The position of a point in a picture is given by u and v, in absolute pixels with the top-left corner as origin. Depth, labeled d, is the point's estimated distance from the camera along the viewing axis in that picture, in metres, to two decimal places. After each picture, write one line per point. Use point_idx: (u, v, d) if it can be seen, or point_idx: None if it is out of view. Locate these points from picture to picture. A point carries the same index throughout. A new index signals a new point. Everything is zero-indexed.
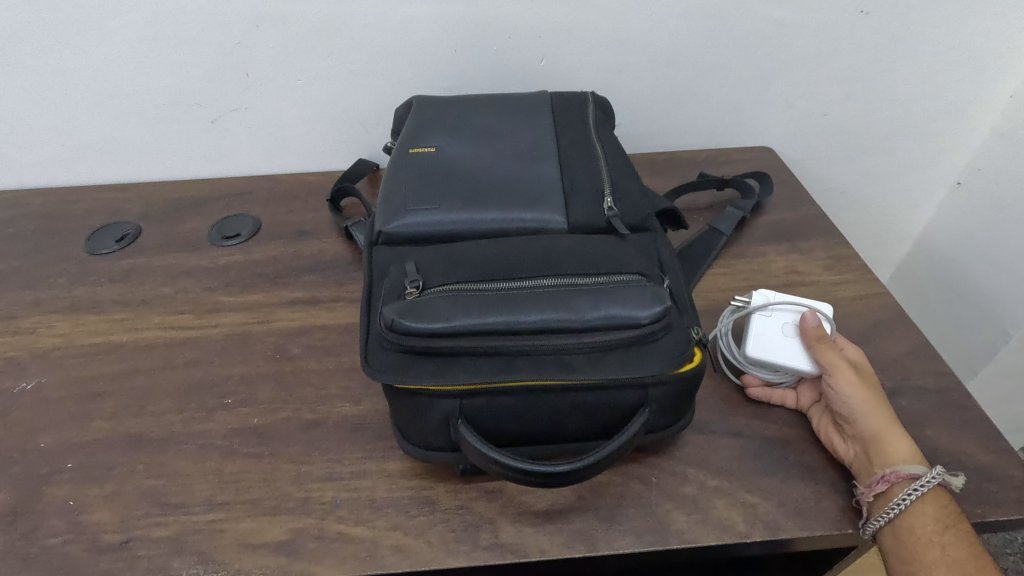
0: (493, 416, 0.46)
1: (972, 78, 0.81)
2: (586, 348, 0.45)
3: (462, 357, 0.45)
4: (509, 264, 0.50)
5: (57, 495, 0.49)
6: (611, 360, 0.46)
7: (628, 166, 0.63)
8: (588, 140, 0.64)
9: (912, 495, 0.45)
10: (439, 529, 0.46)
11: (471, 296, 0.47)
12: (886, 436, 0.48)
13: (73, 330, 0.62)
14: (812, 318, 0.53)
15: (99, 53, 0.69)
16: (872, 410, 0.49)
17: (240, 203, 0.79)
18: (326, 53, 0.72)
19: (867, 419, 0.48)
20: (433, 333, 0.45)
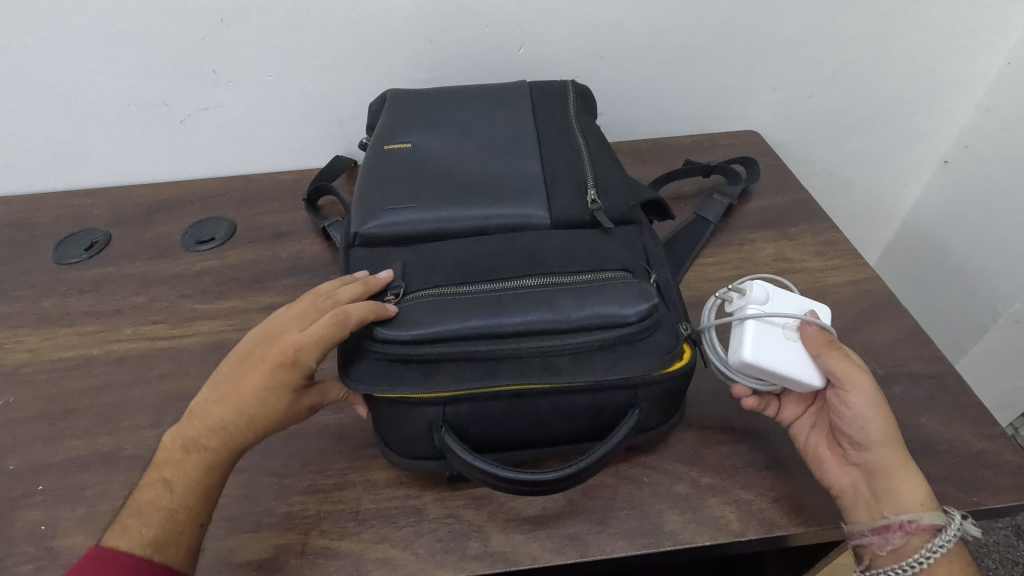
0: (478, 421, 0.45)
1: (959, 54, 0.80)
2: (572, 349, 0.44)
3: (444, 362, 0.44)
4: (491, 264, 0.49)
5: (28, 519, 0.47)
6: (598, 362, 0.44)
7: (612, 158, 0.61)
8: (569, 130, 0.62)
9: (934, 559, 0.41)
10: (426, 540, 0.45)
11: (452, 298, 0.45)
12: (896, 471, 0.43)
13: (42, 344, 0.60)
14: (813, 323, 0.45)
15: (56, 55, 0.66)
16: (890, 442, 0.44)
17: (214, 205, 0.76)
18: (296, 47, 0.69)
19: (883, 452, 0.44)
20: (413, 339, 0.44)
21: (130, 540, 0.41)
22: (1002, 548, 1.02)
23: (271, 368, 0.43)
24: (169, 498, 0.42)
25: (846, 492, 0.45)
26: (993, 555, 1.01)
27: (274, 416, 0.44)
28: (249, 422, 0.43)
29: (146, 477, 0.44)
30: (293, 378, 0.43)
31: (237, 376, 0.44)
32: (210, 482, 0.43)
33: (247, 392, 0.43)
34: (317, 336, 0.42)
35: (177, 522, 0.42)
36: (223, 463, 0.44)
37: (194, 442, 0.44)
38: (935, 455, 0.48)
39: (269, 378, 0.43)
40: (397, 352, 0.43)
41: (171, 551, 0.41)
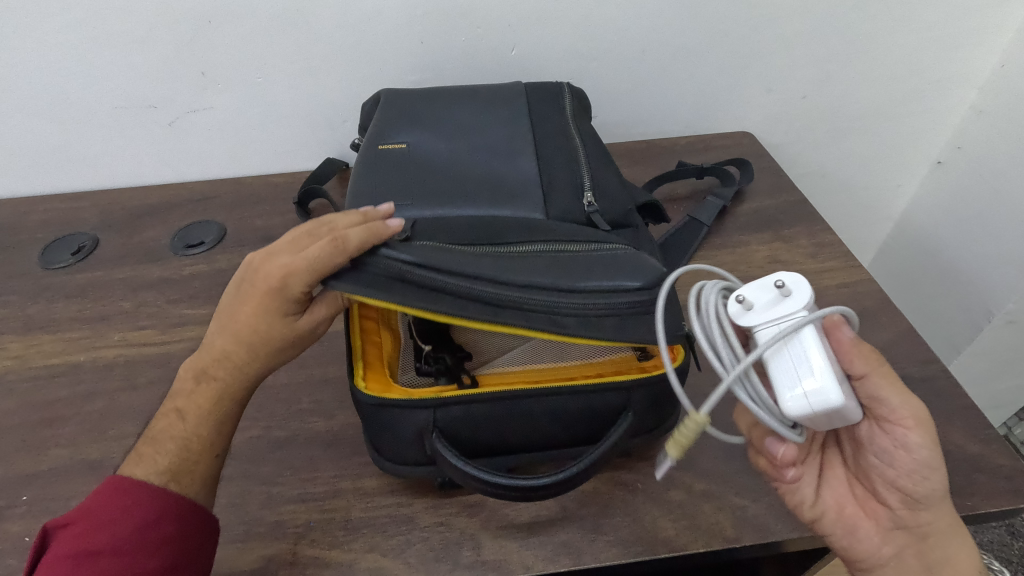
0: (469, 426, 0.44)
1: (951, 55, 0.80)
2: (579, 308, 0.43)
3: (441, 295, 0.41)
4: (498, 227, 0.49)
5: (12, 530, 0.46)
6: (605, 324, 0.43)
7: (608, 162, 0.61)
8: (566, 132, 0.62)
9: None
10: (417, 549, 0.44)
11: (458, 250, 0.44)
12: (946, 534, 0.41)
13: (28, 351, 0.59)
14: (846, 330, 0.37)
15: (41, 57, 0.65)
16: (943, 504, 0.40)
17: (203, 208, 0.75)
18: (285, 49, 0.68)
19: (937, 515, 0.40)
20: (414, 268, 0.41)
21: (146, 469, 0.42)
22: (996, 547, 1.02)
23: (261, 299, 0.41)
24: (181, 429, 0.43)
25: (893, 561, 0.42)
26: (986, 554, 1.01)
27: (273, 345, 0.43)
28: (251, 352, 0.43)
29: (160, 408, 0.44)
30: (285, 308, 0.41)
31: (234, 310, 0.42)
32: (222, 412, 0.44)
33: (243, 324, 0.42)
34: (302, 264, 0.40)
35: (191, 453, 0.42)
36: (232, 393, 0.44)
37: (204, 372, 0.44)
38: None
39: (262, 308, 0.41)
40: (394, 274, 0.41)
41: (186, 480, 0.42)
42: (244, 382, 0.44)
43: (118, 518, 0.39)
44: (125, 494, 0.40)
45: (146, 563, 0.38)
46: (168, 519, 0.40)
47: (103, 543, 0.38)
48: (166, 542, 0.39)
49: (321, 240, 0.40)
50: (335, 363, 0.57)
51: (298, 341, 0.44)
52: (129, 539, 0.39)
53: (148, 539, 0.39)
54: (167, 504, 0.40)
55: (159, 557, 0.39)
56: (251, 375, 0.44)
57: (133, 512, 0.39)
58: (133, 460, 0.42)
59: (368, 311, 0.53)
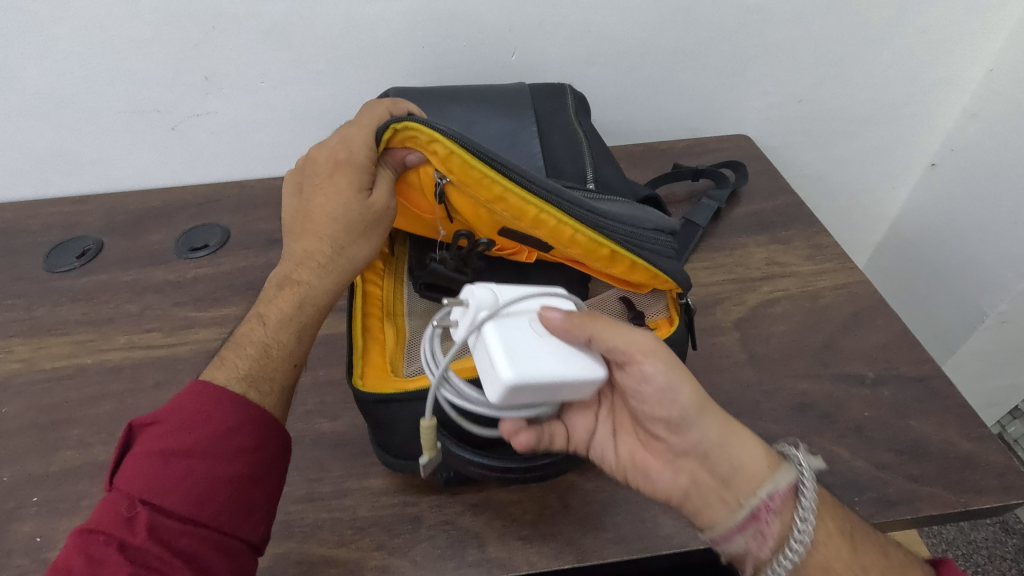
0: (468, 416, 0.46)
1: (944, 59, 0.81)
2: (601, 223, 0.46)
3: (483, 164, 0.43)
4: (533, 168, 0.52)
5: (23, 531, 0.47)
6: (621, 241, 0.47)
7: (609, 157, 0.63)
8: (570, 125, 0.63)
9: (811, 524, 0.40)
10: (423, 547, 0.45)
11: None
12: (722, 440, 0.41)
13: (35, 354, 0.60)
14: (556, 312, 0.38)
15: (48, 63, 0.66)
16: (706, 417, 0.41)
17: (207, 212, 0.76)
18: (289, 54, 0.69)
19: (701, 427, 0.41)
20: (463, 135, 0.44)
21: (227, 373, 0.43)
22: (991, 544, 1.04)
23: (331, 183, 0.49)
24: (262, 334, 0.45)
25: (693, 489, 0.43)
26: (981, 551, 1.03)
27: (345, 225, 0.48)
28: (328, 241, 0.48)
29: (241, 325, 0.47)
30: (354, 176, 0.48)
31: (308, 214, 0.50)
32: (304, 312, 0.47)
33: (320, 215, 0.49)
34: (356, 139, 0.48)
35: (274, 354, 0.45)
36: (315, 290, 0.47)
37: (286, 280, 0.48)
38: (924, 457, 0.49)
39: (332, 188, 0.49)
40: (449, 131, 0.43)
41: (264, 389, 0.43)
42: (324, 276, 0.48)
43: (201, 420, 0.40)
44: (207, 398, 0.41)
45: (226, 469, 0.39)
46: (247, 430, 0.41)
47: (186, 444, 0.39)
48: (245, 452, 0.40)
49: (369, 117, 0.49)
50: (339, 365, 0.58)
51: (370, 222, 0.49)
52: (210, 445, 0.39)
53: (229, 445, 0.40)
54: (246, 409, 0.41)
55: (238, 466, 0.39)
56: (331, 268, 0.48)
57: (216, 418, 0.40)
58: (215, 368, 0.44)
59: (372, 310, 0.55)
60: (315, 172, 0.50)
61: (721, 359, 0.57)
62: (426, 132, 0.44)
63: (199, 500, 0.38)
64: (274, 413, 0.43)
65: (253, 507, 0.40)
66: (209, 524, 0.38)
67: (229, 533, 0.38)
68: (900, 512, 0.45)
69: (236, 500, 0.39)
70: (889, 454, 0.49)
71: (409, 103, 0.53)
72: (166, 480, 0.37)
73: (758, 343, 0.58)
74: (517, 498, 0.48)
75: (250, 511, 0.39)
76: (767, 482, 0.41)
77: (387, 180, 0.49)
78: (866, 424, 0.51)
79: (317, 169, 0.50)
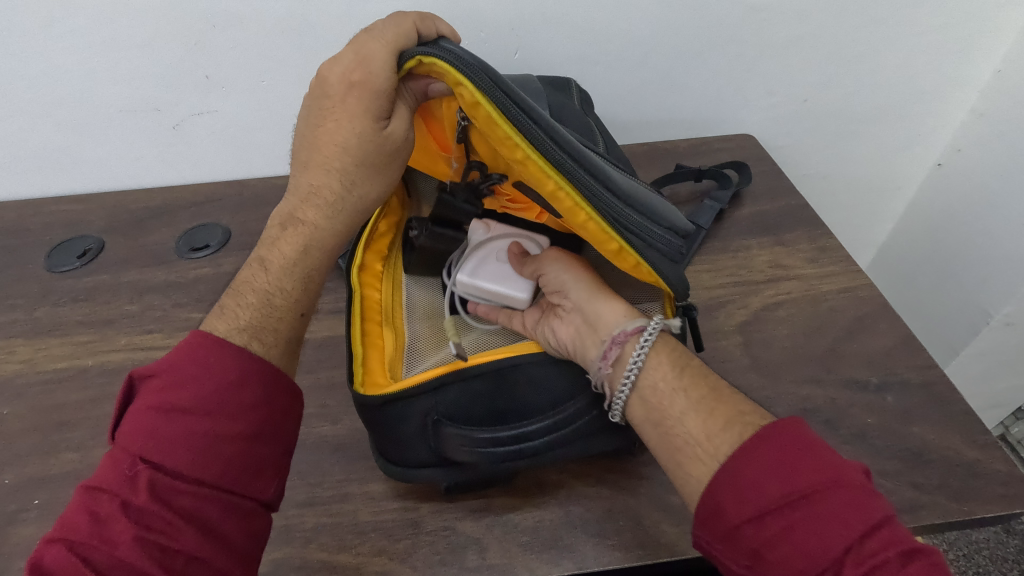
0: (470, 406, 0.46)
1: (952, 58, 0.80)
2: (618, 213, 0.44)
3: (504, 121, 0.41)
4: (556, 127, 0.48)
5: (25, 534, 0.47)
6: (634, 239, 0.44)
7: (618, 150, 0.64)
8: (579, 114, 0.63)
9: (649, 344, 0.45)
10: (424, 552, 0.45)
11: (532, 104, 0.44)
12: (595, 299, 0.49)
13: (37, 355, 0.60)
14: (518, 247, 0.55)
15: (48, 62, 0.65)
16: (580, 282, 0.50)
17: (208, 211, 0.76)
18: (290, 54, 0.68)
19: (575, 290, 0.50)
20: (482, 78, 0.40)
21: (227, 325, 0.43)
22: (992, 544, 1.03)
23: (342, 109, 0.45)
24: (264, 280, 0.45)
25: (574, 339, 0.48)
26: (982, 551, 1.03)
27: (358, 160, 0.46)
28: (337, 176, 0.46)
29: (241, 271, 0.47)
30: (370, 107, 0.44)
31: (319, 146, 0.47)
32: (309, 254, 0.46)
33: (329, 145, 0.46)
34: (376, 57, 0.43)
35: (276, 302, 0.44)
36: (322, 230, 0.47)
37: (291, 220, 0.47)
38: (927, 465, 0.48)
39: (344, 117, 0.45)
40: (467, 71, 0.40)
41: (268, 337, 0.43)
42: (332, 216, 0.47)
43: (203, 377, 0.39)
44: (206, 351, 0.40)
45: (231, 427, 0.38)
46: (252, 384, 0.40)
47: (187, 402, 0.38)
48: (249, 408, 0.39)
49: (393, 32, 0.43)
50: (340, 367, 0.57)
51: (383, 158, 0.47)
52: (213, 400, 0.39)
53: (232, 401, 0.39)
54: (248, 360, 0.40)
55: (243, 422, 0.39)
56: (340, 207, 0.47)
57: (216, 371, 0.39)
58: (215, 319, 0.43)
59: (372, 315, 0.54)
60: (324, 94, 0.46)
61: (724, 364, 0.57)
62: (454, 72, 0.41)
63: (202, 460, 0.37)
64: (279, 362, 0.43)
65: (262, 465, 0.39)
66: (215, 483, 0.37)
67: (239, 492, 0.38)
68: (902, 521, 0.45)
69: (242, 459, 0.38)
70: (893, 461, 0.49)
71: (439, 22, 0.47)
72: (168, 439, 0.37)
73: (761, 348, 0.58)
74: (517, 503, 0.48)
75: (259, 470, 0.39)
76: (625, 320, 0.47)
77: (405, 112, 0.47)
78: (869, 431, 0.51)
79: (327, 89, 0.46)
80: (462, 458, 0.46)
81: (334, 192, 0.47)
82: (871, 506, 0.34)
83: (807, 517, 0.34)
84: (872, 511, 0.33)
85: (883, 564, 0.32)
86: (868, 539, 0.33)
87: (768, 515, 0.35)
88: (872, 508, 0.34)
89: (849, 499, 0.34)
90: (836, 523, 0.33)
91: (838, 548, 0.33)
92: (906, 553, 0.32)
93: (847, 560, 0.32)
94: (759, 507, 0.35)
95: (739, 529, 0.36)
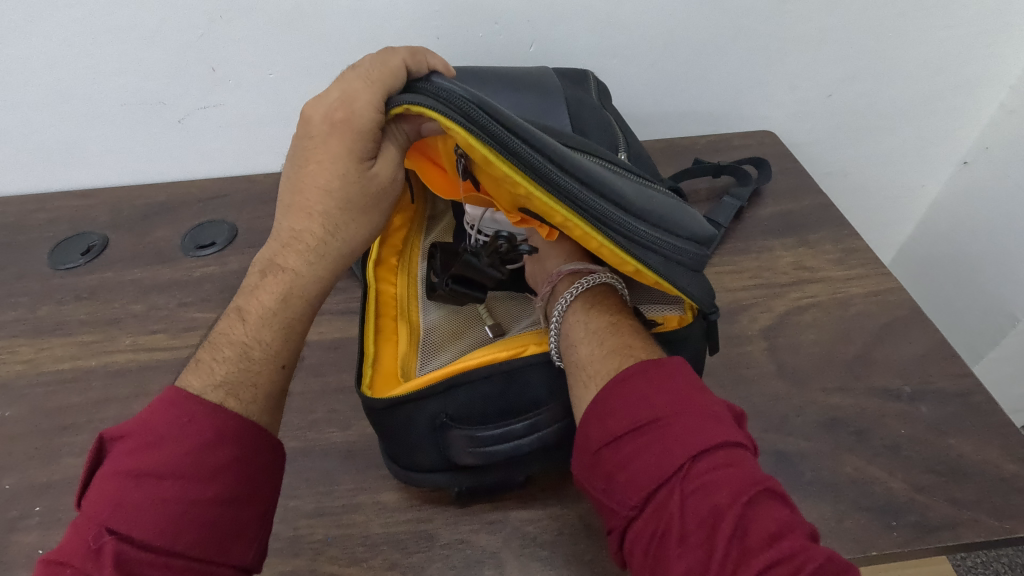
0: (480, 408, 0.44)
1: (983, 52, 0.77)
2: (633, 234, 0.41)
3: (503, 159, 0.38)
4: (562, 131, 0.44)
5: (26, 542, 0.45)
6: (650, 257, 0.42)
7: (635, 141, 0.62)
8: (597, 105, 0.61)
9: (586, 282, 0.46)
10: (438, 567, 0.43)
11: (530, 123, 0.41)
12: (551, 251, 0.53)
13: (39, 355, 0.58)
14: None
15: (50, 53, 0.63)
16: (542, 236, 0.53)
17: (214, 208, 0.74)
18: (298, 47, 0.66)
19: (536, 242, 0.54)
20: (474, 119, 0.37)
21: (202, 381, 0.39)
22: (1011, 552, 1.01)
23: (325, 149, 0.42)
24: (242, 333, 0.41)
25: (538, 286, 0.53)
26: (1002, 559, 1.00)
27: (342, 202, 0.42)
28: (320, 220, 0.43)
29: (218, 323, 0.43)
30: (356, 145, 0.41)
31: (301, 187, 0.43)
32: (291, 304, 0.42)
33: (311, 187, 0.42)
34: (360, 95, 0.40)
35: (255, 356, 0.40)
36: (305, 279, 0.42)
37: (271, 266, 0.43)
38: (966, 479, 0.46)
39: (329, 156, 0.42)
40: (456, 115, 0.37)
41: (246, 395, 0.39)
42: (316, 264, 0.43)
43: (175, 437, 0.35)
44: (182, 410, 0.36)
45: (204, 492, 0.34)
46: (228, 444, 0.36)
47: (158, 464, 0.34)
48: (227, 469, 0.35)
49: (379, 70, 0.39)
50: (350, 371, 0.56)
51: (370, 199, 0.44)
52: (186, 462, 0.35)
53: (206, 463, 0.35)
54: (223, 420, 0.36)
55: (219, 486, 0.35)
56: (325, 253, 0.43)
57: (192, 431, 0.35)
58: (189, 374, 0.39)
59: (386, 310, 0.54)
60: (307, 134, 0.43)
61: (748, 370, 0.55)
62: (441, 117, 0.38)
63: (173, 529, 0.33)
64: (262, 421, 0.39)
65: (239, 529, 0.36)
66: (187, 554, 0.33)
67: (214, 561, 0.34)
68: (941, 539, 0.43)
69: (219, 524, 0.35)
70: (929, 476, 0.46)
71: (430, 55, 0.43)
72: (136, 506, 0.33)
73: (788, 353, 0.56)
74: (536, 515, 0.46)
75: (236, 536, 0.35)
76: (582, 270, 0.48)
77: (390, 152, 0.44)
78: (903, 443, 0.49)
79: (310, 129, 0.42)
80: (467, 461, 0.44)
81: (317, 237, 0.43)
82: (713, 432, 0.33)
83: (653, 440, 0.34)
84: (714, 436, 0.33)
85: (706, 483, 0.31)
86: (703, 460, 0.32)
87: (619, 438, 0.35)
88: (714, 434, 0.33)
89: (692, 427, 0.34)
90: (673, 446, 0.33)
91: (670, 468, 0.33)
92: (734, 475, 0.31)
93: (677, 477, 0.32)
94: (615, 431, 0.36)
95: (598, 454, 0.36)
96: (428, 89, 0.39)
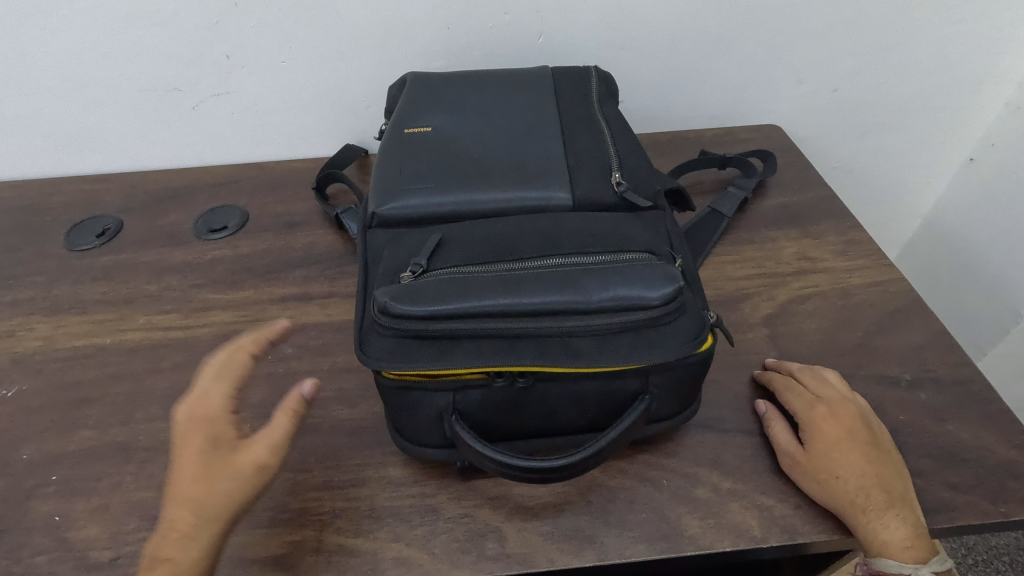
0: (488, 409, 0.44)
1: (988, 49, 0.78)
2: (594, 331, 0.42)
3: (461, 340, 0.42)
4: (508, 246, 0.47)
5: (42, 510, 0.47)
6: (620, 348, 0.42)
7: (636, 147, 0.59)
8: (591, 118, 0.60)
9: None
10: (442, 539, 0.44)
11: (466, 277, 0.44)
12: (842, 434, 0.47)
13: (55, 332, 0.60)
14: None
15: (70, 38, 0.65)
16: (823, 416, 0.48)
17: (225, 193, 0.75)
18: (312, 33, 0.67)
19: (813, 423, 0.48)
20: (427, 333, 0.42)
21: None
22: (1012, 550, 1.01)
23: (194, 443, 0.42)
24: None
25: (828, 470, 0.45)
26: (1002, 557, 1.00)
27: (219, 479, 0.41)
28: (196, 500, 0.41)
29: None
30: (221, 428, 0.43)
31: (176, 478, 0.42)
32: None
33: (184, 477, 0.41)
34: (213, 393, 0.44)
35: None
36: (186, 566, 0.40)
37: (157, 556, 0.41)
38: (962, 464, 0.47)
39: (197, 449, 0.42)
40: (407, 361, 0.42)
41: None
42: (191, 552, 0.40)
43: None
44: None
45: None
46: None
47: None
48: None
49: (223, 364, 0.45)
50: None
51: (242, 473, 0.41)
52: None
53: None
54: None
55: None
56: (202, 534, 0.41)
57: None
58: None
59: None
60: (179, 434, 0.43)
61: (750, 357, 0.55)
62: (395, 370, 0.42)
63: None
64: None
65: None
66: None
67: None
68: (936, 521, 0.44)
69: None
70: (927, 460, 0.47)
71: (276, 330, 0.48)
72: None
73: (788, 341, 0.57)
74: (537, 493, 0.47)
75: None
76: (897, 561, 0.42)
77: (277, 422, 0.43)
78: (901, 429, 0.49)
79: (179, 432, 0.43)
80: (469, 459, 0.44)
81: (183, 526, 0.41)
82: None
83: None
84: None
85: None
86: None
87: None
88: None
89: None
90: None
91: None
92: None
93: None
94: None
95: None
96: (380, 327, 0.43)
